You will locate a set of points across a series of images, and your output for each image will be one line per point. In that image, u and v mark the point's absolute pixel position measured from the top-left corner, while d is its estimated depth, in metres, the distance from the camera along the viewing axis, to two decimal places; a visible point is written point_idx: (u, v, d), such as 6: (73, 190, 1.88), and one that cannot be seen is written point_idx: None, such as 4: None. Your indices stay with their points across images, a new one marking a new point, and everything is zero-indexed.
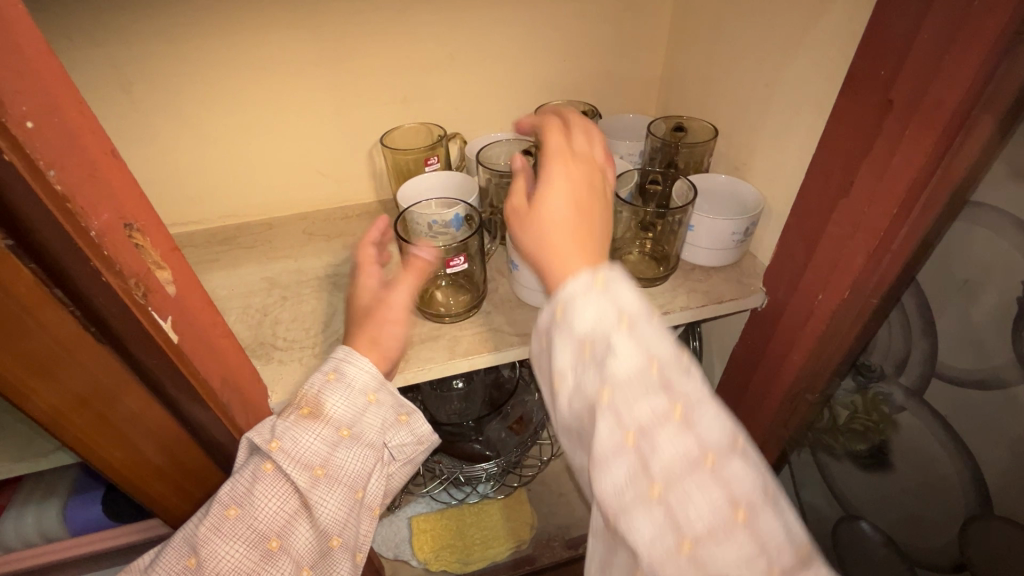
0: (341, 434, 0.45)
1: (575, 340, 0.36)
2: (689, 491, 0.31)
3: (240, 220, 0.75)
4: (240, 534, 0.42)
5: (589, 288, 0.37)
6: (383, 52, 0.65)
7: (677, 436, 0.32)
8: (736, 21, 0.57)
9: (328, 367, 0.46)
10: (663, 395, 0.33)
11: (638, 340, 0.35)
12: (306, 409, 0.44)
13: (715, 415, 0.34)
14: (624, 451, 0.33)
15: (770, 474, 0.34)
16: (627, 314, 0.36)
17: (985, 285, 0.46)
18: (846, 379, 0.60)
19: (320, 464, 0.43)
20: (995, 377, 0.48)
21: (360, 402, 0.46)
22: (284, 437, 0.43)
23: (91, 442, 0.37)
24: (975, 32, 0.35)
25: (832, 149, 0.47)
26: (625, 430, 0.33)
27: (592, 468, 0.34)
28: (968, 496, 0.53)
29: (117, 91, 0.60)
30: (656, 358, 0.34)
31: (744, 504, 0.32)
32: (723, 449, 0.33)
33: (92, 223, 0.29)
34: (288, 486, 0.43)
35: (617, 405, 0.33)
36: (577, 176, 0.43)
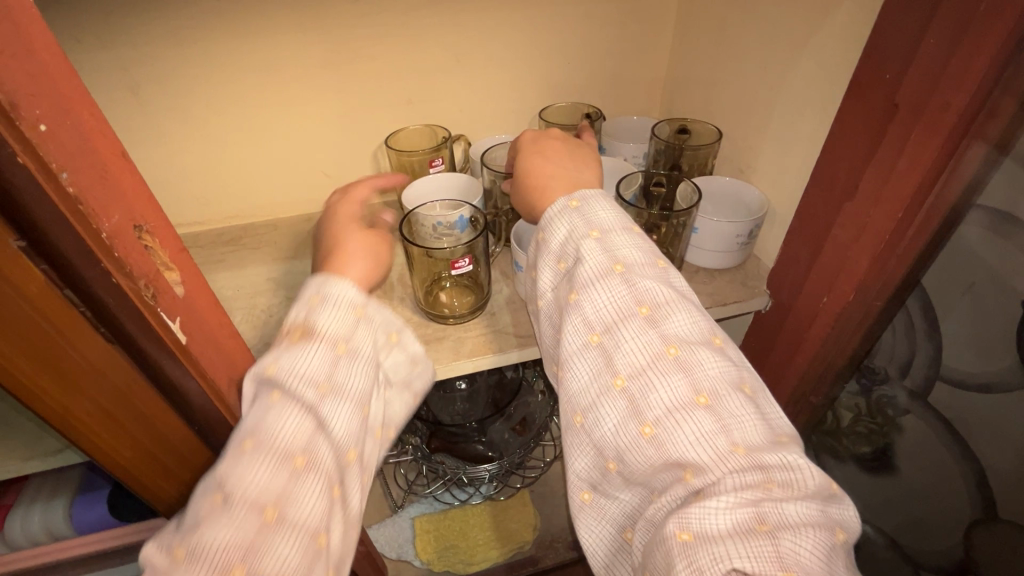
0: (339, 349, 0.41)
1: (554, 262, 0.45)
2: (650, 377, 0.37)
3: (245, 221, 0.75)
4: (261, 461, 0.37)
5: (565, 207, 0.45)
6: (388, 55, 0.65)
7: (637, 330, 0.39)
8: (741, 24, 0.57)
9: (308, 292, 0.43)
10: (625, 294, 0.40)
11: (605, 251, 0.42)
12: (296, 333, 0.41)
13: (680, 315, 0.40)
14: (591, 345, 0.40)
15: (736, 369, 0.38)
16: (596, 230, 0.43)
17: (989, 289, 0.46)
18: (850, 383, 0.59)
19: (326, 379, 0.40)
20: (999, 381, 0.48)
21: (351, 317, 0.43)
22: (281, 359, 0.40)
23: (101, 442, 0.37)
24: (982, 36, 0.35)
25: (838, 153, 0.47)
26: (592, 329, 0.40)
27: (566, 363, 0.41)
28: (973, 499, 0.53)
29: (125, 93, 0.61)
30: (621, 264, 0.42)
31: (703, 388, 0.37)
32: (683, 342, 0.39)
33: (103, 224, 0.30)
34: (298, 407, 0.39)
35: (584, 307, 0.41)
36: (544, 137, 0.54)
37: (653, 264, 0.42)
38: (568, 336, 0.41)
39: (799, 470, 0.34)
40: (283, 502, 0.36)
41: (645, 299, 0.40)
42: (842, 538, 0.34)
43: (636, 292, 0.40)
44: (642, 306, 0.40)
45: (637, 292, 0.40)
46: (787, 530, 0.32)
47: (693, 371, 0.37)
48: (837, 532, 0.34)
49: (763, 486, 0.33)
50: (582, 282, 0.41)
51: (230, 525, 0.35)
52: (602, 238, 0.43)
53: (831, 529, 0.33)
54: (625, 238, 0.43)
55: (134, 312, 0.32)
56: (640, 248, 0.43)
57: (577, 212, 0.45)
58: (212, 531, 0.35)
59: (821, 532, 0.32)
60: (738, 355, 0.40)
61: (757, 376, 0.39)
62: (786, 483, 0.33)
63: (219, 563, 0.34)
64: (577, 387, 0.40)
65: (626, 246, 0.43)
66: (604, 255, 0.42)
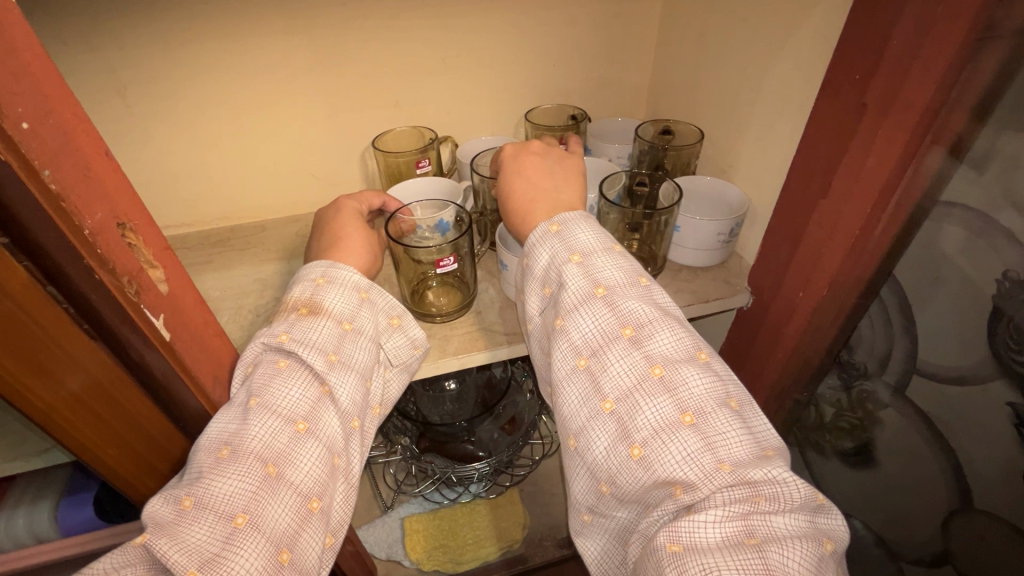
0: (345, 327, 0.46)
1: (539, 288, 0.46)
2: (637, 400, 0.38)
3: (233, 223, 0.75)
4: (265, 418, 0.40)
5: (547, 232, 0.46)
6: (375, 57, 0.66)
7: (622, 352, 0.40)
8: (720, 27, 0.59)
9: (315, 275, 0.48)
10: (609, 318, 0.41)
11: (587, 274, 0.43)
12: (304, 308, 0.45)
13: (665, 332, 0.40)
14: (579, 371, 0.41)
15: (725, 385, 0.39)
16: (577, 254, 0.44)
17: (961, 282, 0.47)
18: (831, 376, 0.61)
19: (333, 350, 0.44)
20: (973, 373, 0.48)
21: (354, 299, 0.48)
22: (293, 329, 0.44)
23: (87, 442, 0.37)
24: (942, 37, 0.36)
25: (811, 151, 0.48)
26: (579, 353, 0.41)
27: (557, 389, 0.42)
28: (950, 492, 0.54)
29: (111, 95, 0.61)
30: (603, 286, 0.42)
31: (688, 408, 0.37)
32: (669, 361, 0.39)
33: (85, 221, 0.30)
34: (306, 374, 0.43)
35: (571, 331, 0.42)
36: (523, 153, 0.55)
37: (635, 283, 0.43)
38: (557, 360, 0.42)
39: (786, 483, 0.34)
40: (282, 461, 0.39)
41: (628, 320, 0.41)
42: (830, 548, 0.34)
43: (619, 313, 0.41)
44: (626, 327, 0.40)
45: (620, 314, 0.41)
46: (775, 543, 0.33)
47: (678, 392, 0.38)
48: (825, 542, 0.34)
49: (751, 499, 0.34)
50: (567, 307, 0.42)
51: (237, 473, 0.37)
52: (584, 261, 0.43)
53: (817, 538, 0.34)
54: (607, 259, 0.44)
55: (117, 308, 0.33)
56: (622, 269, 0.43)
57: (558, 236, 0.45)
58: (218, 478, 0.37)
59: (808, 541, 0.33)
60: (725, 367, 0.40)
61: (744, 389, 0.39)
62: (774, 496, 0.34)
63: (227, 505, 0.36)
64: (568, 410, 0.41)
65: (608, 268, 0.43)
66: (586, 280, 0.42)
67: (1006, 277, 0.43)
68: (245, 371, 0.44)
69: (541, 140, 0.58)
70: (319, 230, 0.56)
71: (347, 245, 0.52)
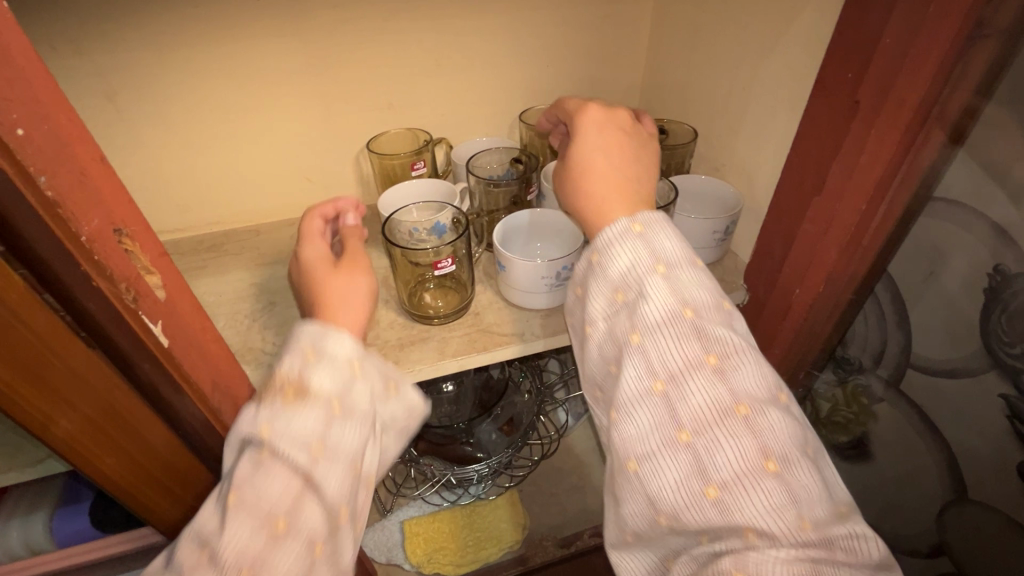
0: (334, 411, 0.40)
1: (610, 291, 0.41)
2: (717, 436, 0.34)
3: (227, 228, 0.75)
4: (242, 520, 0.36)
5: (628, 232, 0.42)
6: (368, 58, 0.66)
7: (706, 382, 0.36)
8: (712, 27, 0.59)
9: (306, 344, 0.41)
10: (694, 343, 0.37)
11: (674, 290, 0.39)
12: (289, 390, 0.39)
13: (749, 368, 0.37)
14: (652, 395, 0.37)
15: (805, 432, 0.36)
16: (663, 265, 0.40)
17: (954, 275, 0.48)
18: (827, 372, 0.61)
19: (318, 441, 0.39)
20: (965, 366, 0.49)
21: (348, 375, 0.41)
22: (275, 420, 0.38)
23: (84, 449, 0.37)
24: (932, 35, 0.37)
25: (805, 149, 0.49)
26: (655, 374, 0.37)
27: (621, 408, 0.37)
28: (944, 482, 0.55)
29: (102, 100, 0.60)
30: (690, 308, 0.38)
31: (774, 454, 0.34)
32: (753, 401, 0.36)
33: (82, 228, 0.30)
34: (287, 469, 0.38)
35: (649, 350, 0.37)
36: (609, 125, 0.49)
37: (719, 308, 0.39)
38: (627, 377, 0.38)
39: (858, 542, 0.33)
40: (260, 564, 0.36)
41: (713, 349, 0.37)
42: None
43: (704, 340, 0.37)
44: (710, 355, 0.37)
45: (705, 340, 0.37)
46: None
47: (764, 435, 0.34)
48: None
49: (826, 557, 0.32)
50: (647, 322, 0.38)
51: None
52: (670, 275, 0.39)
53: None
54: (692, 277, 0.40)
55: (116, 315, 0.32)
56: (707, 289, 0.40)
57: (642, 240, 0.41)
58: None
59: None
60: (801, 414, 0.38)
61: (818, 439, 0.37)
62: (845, 553, 0.32)
63: None
64: (634, 433, 0.37)
65: (695, 288, 0.39)
66: (672, 296, 0.38)
67: (997, 271, 0.44)
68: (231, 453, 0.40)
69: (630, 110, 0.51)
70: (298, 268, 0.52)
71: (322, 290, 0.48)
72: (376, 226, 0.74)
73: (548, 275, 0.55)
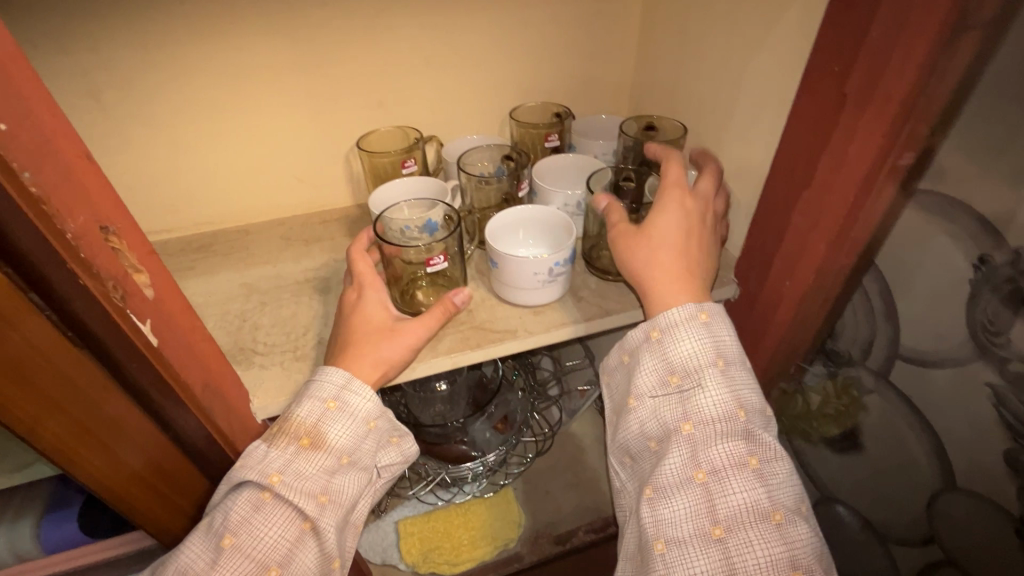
0: (342, 461, 0.45)
1: (666, 374, 0.47)
2: (749, 537, 0.41)
3: (216, 228, 0.74)
4: (238, 563, 0.41)
5: (695, 319, 0.47)
6: (357, 55, 0.65)
7: (746, 482, 0.42)
8: (701, 23, 0.59)
9: (327, 395, 0.46)
10: (741, 444, 0.43)
11: (729, 389, 0.45)
12: (305, 439, 0.44)
13: (784, 479, 0.43)
14: (695, 485, 0.43)
15: (822, 547, 0.43)
16: (721, 362, 0.46)
17: (940, 267, 0.48)
18: (816, 365, 0.62)
19: (323, 491, 0.44)
20: (953, 357, 0.50)
21: (361, 430, 0.46)
22: (286, 471, 0.43)
23: (71, 451, 0.36)
24: (918, 28, 0.38)
25: (793, 143, 0.49)
26: (699, 466, 0.43)
27: (662, 489, 0.44)
28: (934, 472, 0.55)
29: (86, 98, 0.59)
30: (743, 409, 0.44)
31: (798, 563, 0.40)
32: (784, 510, 0.42)
33: (67, 225, 0.29)
34: (289, 512, 0.42)
35: (698, 442, 0.44)
36: (693, 208, 0.52)
37: (761, 414, 0.46)
38: (673, 463, 0.44)
39: None
40: None
41: (756, 451, 0.43)
42: None
43: (750, 442, 0.44)
44: (753, 458, 0.43)
45: (750, 443, 0.44)
46: None
47: (790, 543, 0.41)
48: None
49: None
50: (701, 415, 0.44)
51: None
52: (725, 373, 0.46)
53: None
54: (744, 378, 0.46)
55: (102, 313, 0.32)
56: (754, 394, 0.46)
57: (706, 333, 0.47)
58: None
59: None
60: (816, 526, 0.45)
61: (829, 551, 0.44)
62: None
63: None
64: (670, 517, 0.43)
65: (745, 390, 0.46)
66: (729, 396, 0.45)
67: (982, 262, 0.45)
68: (228, 490, 0.43)
69: (710, 196, 0.54)
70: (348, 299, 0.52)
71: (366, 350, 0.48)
72: (367, 225, 0.74)
73: (541, 271, 0.55)
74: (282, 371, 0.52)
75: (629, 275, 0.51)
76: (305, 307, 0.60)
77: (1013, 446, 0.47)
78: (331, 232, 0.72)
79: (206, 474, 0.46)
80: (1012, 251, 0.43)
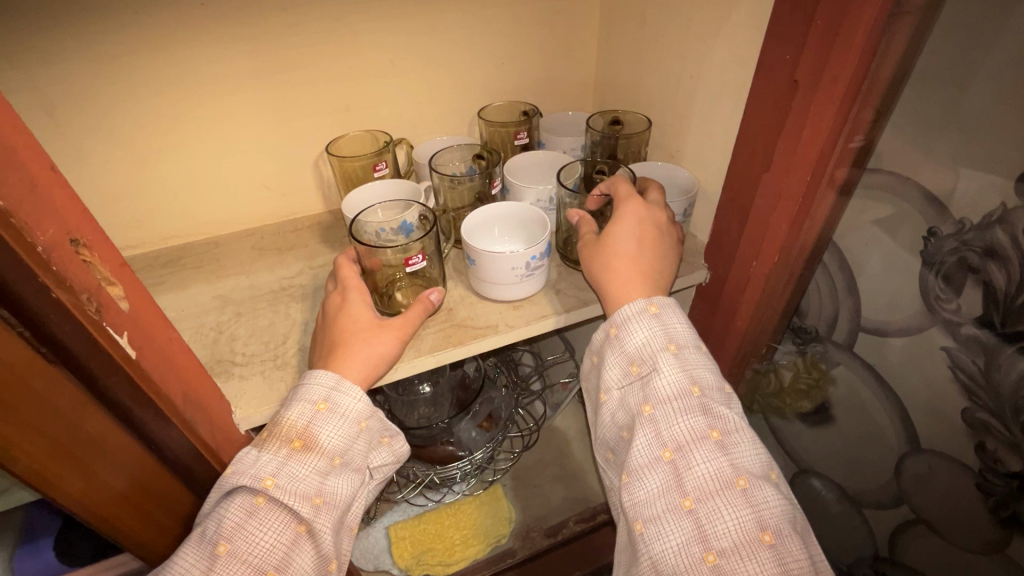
0: (334, 463, 0.45)
1: (624, 363, 0.49)
2: (717, 504, 0.42)
3: (184, 242, 0.72)
4: (234, 571, 0.40)
5: (644, 310, 0.49)
6: (320, 60, 0.65)
7: (709, 454, 0.43)
8: (658, 18, 0.62)
9: (316, 397, 0.45)
10: (700, 418, 0.45)
11: (683, 368, 0.47)
12: (297, 442, 0.44)
13: (748, 448, 0.45)
14: (662, 463, 0.44)
15: (795, 512, 0.43)
16: (673, 344, 0.48)
17: (892, 241, 0.51)
18: (786, 343, 0.65)
19: (317, 493, 0.43)
20: (908, 325, 0.53)
21: (352, 430, 0.46)
22: (279, 474, 0.42)
23: (48, 473, 0.35)
24: (859, 16, 0.40)
25: (753, 130, 0.51)
26: (665, 444, 0.45)
27: (636, 473, 0.45)
28: (900, 435, 0.58)
29: (39, 113, 0.57)
30: (698, 385, 0.46)
31: (767, 524, 0.41)
32: (751, 476, 0.43)
33: (37, 238, 0.29)
34: (284, 515, 0.42)
35: (659, 421, 0.45)
36: (646, 214, 0.54)
37: (720, 389, 0.47)
38: (640, 446, 0.45)
39: None
40: None
41: (716, 424, 0.45)
42: None
43: (709, 416, 0.45)
44: (714, 431, 0.45)
45: (709, 416, 0.45)
46: None
47: (758, 507, 0.42)
48: None
49: None
50: (658, 396, 0.46)
51: None
52: (678, 355, 0.48)
53: None
54: (697, 357, 0.48)
55: (77, 327, 0.32)
56: (709, 370, 0.48)
57: (656, 319, 0.49)
58: None
59: None
60: (789, 492, 0.45)
61: (805, 517, 0.44)
62: None
63: None
64: (644, 497, 0.44)
65: (699, 368, 0.48)
66: (682, 374, 0.47)
67: (931, 235, 0.48)
68: (218, 497, 0.43)
69: (661, 199, 0.57)
70: (325, 305, 0.53)
71: (344, 352, 0.48)
72: (340, 230, 0.73)
73: (518, 266, 0.56)
74: (264, 380, 0.52)
75: (589, 279, 0.55)
76: (283, 315, 0.59)
77: (970, 404, 0.50)
78: (304, 239, 0.72)
79: (188, 487, 0.45)
80: (957, 222, 0.46)
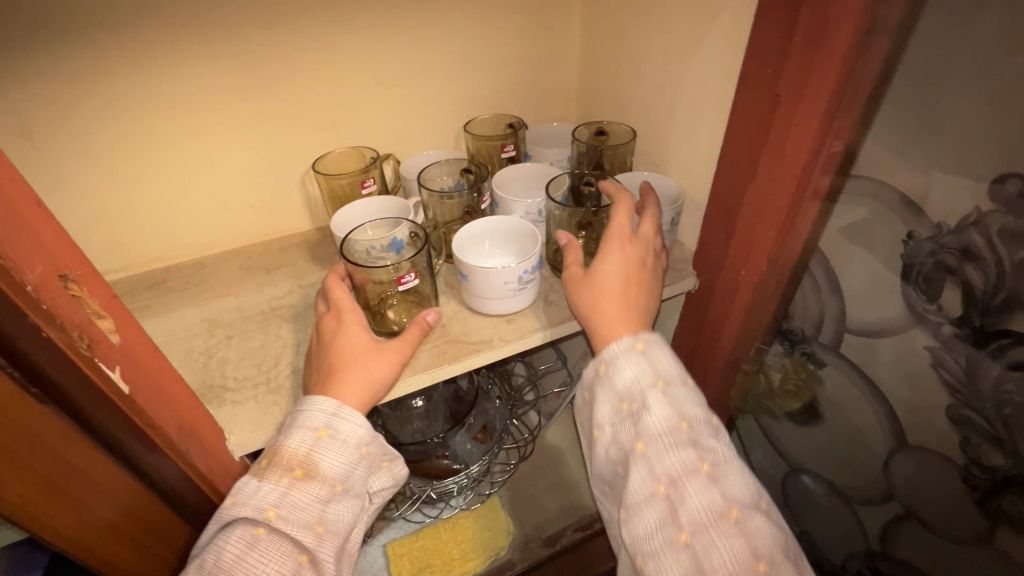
0: (335, 490, 0.44)
1: (614, 401, 0.50)
2: (712, 537, 0.42)
3: (169, 263, 0.71)
4: None
5: (631, 348, 0.50)
6: (303, 78, 0.65)
7: (701, 487, 0.44)
8: (639, 31, 0.63)
9: (316, 423, 0.45)
10: (690, 452, 0.45)
11: (671, 403, 0.47)
12: (299, 470, 0.43)
13: (738, 479, 0.45)
14: (657, 498, 0.45)
15: (787, 540, 0.44)
16: (660, 379, 0.49)
17: (874, 245, 0.52)
18: (774, 345, 0.66)
19: (319, 521, 0.43)
20: (892, 326, 0.54)
21: (353, 456, 0.46)
22: (281, 504, 0.42)
23: (31, 508, 0.34)
24: (835, 32, 0.41)
25: (737, 141, 0.52)
26: (658, 479, 0.45)
27: (632, 509, 0.46)
28: (886, 433, 0.60)
29: (14, 136, 0.56)
30: (686, 419, 0.47)
31: (761, 554, 0.41)
32: (742, 506, 0.44)
33: (26, 276, 0.28)
34: (285, 547, 0.42)
35: (651, 457, 0.46)
36: (631, 249, 0.55)
37: (708, 421, 0.48)
38: (634, 482, 0.46)
39: None
40: None
41: (706, 457, 0.45)
42: None
43: (698, 449, 0.46)
44: (704, 463, 0.45)
45: (699, 449, 0.46)
46: None
47: (752, 537, 0.42)
48: None
49: None
50: (648, 433, 0.47)
51: None
52: (666, 390, 0.48)
53: None
54: (684, 391, 0.49)
55: (67, 364, 0.31)
56: (697, 403, 0.49)
57: (643, 357, 0.50)
58: None
59: None
60: (780, 518, 0.46)
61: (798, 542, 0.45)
62: None
63: None
64: (642, 533, 0.45)
65: (686, 401, 0.48)
66: (671, 410, 0.47)
67: (910, 238, 0.49)
68: (217, 526, 0.42)
69: (649, 226, 0.57)
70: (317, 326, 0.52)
71: (340, 374, 0.48)
72: (328, 248, 0.73)
73: (511, 279, 0.56)
74: (257, 405, 0.51)
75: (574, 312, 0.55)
76: (274, 337, 0.59)
77: (953, 402, 0.52)
78: (292, 257, 0.71)
79: (182, 518, 0.44)
80: (935, 225, 0.47)
